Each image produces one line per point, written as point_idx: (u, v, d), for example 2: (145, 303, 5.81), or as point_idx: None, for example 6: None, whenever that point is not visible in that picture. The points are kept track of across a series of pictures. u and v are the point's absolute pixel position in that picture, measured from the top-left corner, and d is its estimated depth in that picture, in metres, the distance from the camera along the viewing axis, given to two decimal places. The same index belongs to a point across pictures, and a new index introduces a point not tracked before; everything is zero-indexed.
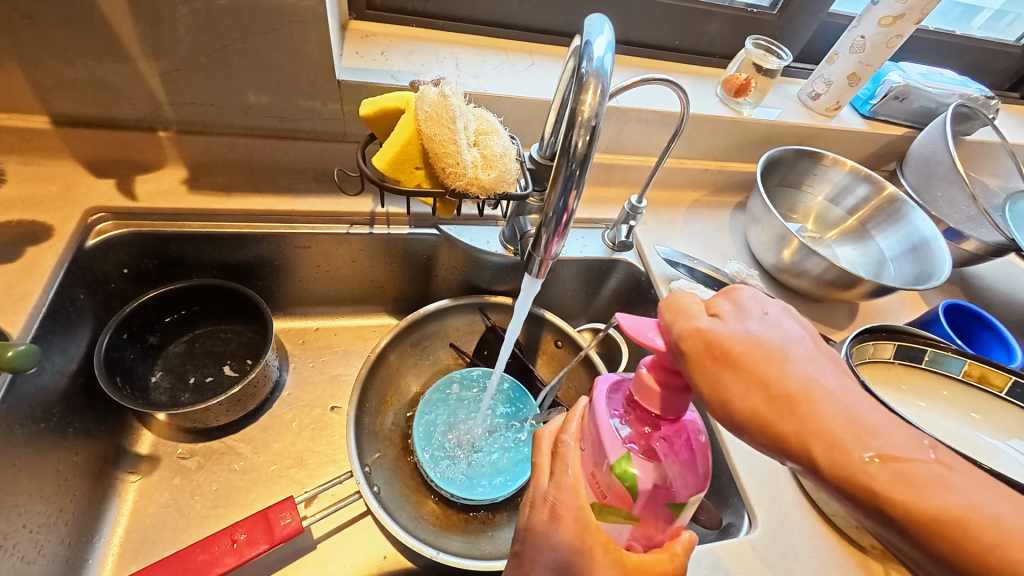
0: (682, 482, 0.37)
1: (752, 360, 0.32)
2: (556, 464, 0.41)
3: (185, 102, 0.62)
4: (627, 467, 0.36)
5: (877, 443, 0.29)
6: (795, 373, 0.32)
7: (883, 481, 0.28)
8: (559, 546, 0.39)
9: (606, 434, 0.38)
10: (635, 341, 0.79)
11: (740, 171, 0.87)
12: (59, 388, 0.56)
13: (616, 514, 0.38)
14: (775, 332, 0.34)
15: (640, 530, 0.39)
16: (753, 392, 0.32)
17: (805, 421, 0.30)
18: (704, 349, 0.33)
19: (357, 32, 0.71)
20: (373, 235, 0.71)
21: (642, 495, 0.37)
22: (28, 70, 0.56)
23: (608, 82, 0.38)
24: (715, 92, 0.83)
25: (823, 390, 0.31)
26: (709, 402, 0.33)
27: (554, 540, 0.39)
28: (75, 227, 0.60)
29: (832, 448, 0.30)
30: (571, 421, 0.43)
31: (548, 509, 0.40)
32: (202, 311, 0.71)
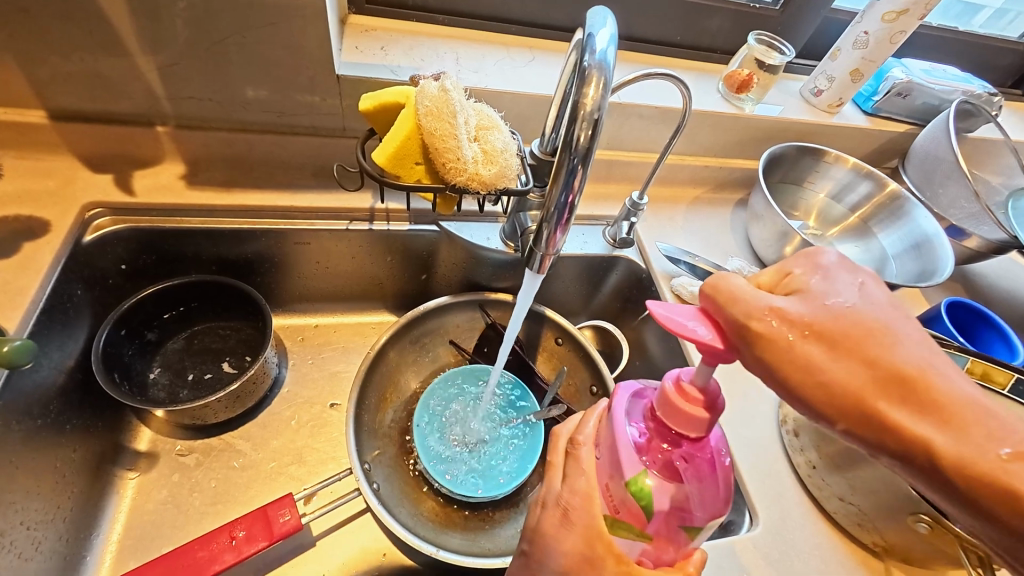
0: (701, 504, 0.36)
1: (853, 339, 0.32)
2: (570, 466, 0.40)
3: (183, 97, 0.61)
4: (644, 483, 0.36)
5: (1009, 437, 0.29)
6: (908, 356, 0.31)
7: (1021, 475, 0.28)
8: (570, 551, 0.39)
9: (622, 446, 0.37)
10: (636, 339, 0.79)
11: (742, 167, 0.87)
12: (57, 384, 0.56)
13: (628, 531, 0.37)
14: (875, 310, 0.33)
15: (652, 548, 0.38)
16: (864, 374, 0.31)
17: (928, 408, 0.30)
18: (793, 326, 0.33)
19: (357, 27, 0.70)
20: (372, 232, 0.70)
21: (658, 515, 0.36)
22: (24, 64, 0.55)
23: (611, 75, 0.37)
24: (717, 88, 0.82)
25: (939, 375, 0.31)
26: (809, 384, 0.32)
27: (564, 545, 0.39)
28: (72, 222, 0.59)
29: (959, 438, 0.29)
30: (588, 421, 0.42)
31: (560, 514, 0.40)
32: (201, 307, 0.71)
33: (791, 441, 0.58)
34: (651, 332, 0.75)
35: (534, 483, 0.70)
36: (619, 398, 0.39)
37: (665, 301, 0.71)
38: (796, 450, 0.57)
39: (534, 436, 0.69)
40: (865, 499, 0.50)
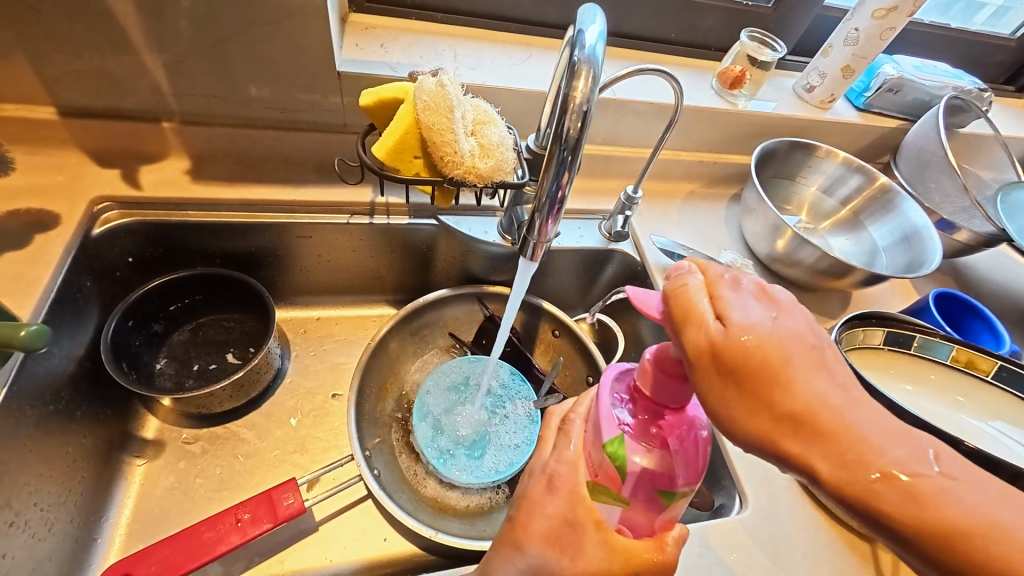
0: (678, 473, 0.37)
1: (761, 371, 0.29)
2: (560, 438, 0.42)
3: (189, 93, 0.63)
4: (619, 446, 0.37)
5: (887, 457, 0.28)
6: (802, 391, 0.29)
7: (890, 498, 0.27)
8: (551, 515, 0.40)
9: (605, 415, 0.38)
10: (631, 331, 0.81)
11: (735, 162, 0.88)
12: (67, 372, 0.57)
13: (607, 495, 0.39)
14: (786, 339, 0.30)
15: (629, 514, 0.40)
16: (758, 411, 0.29)
17: (820, 443, 0.28)
18: (712, 359, 0.30)
19: (356, 25, 0.72)
20: (373, 225, 0.72)
21: (632, 477, 0.37)
22: (35, 61, 0.57)
23: (599, 70, 0.39)
24: (711, 84, 0.84)
25: (829, 408, 0.28)
26: (713, 416, 0.30)
27: (547, 510, 0.40)
28: (82, 215, 0.61)
29: (838, 466, 0.28)
30: (581, 402, 0.43)
31: (545, 480, 0.41)
32: (206, 300, 0.72)
33: None
34: (646, 324, 0.77)
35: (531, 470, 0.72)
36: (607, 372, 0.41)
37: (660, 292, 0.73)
38: None
39: (528, 426, 0.71)
40: None
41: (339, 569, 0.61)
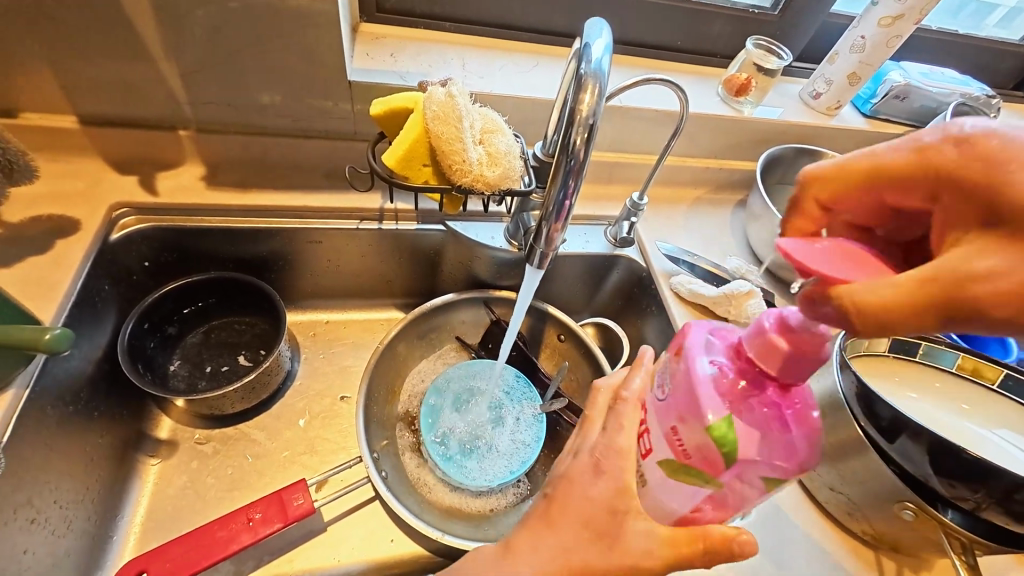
0: (783, 457, 0.35)
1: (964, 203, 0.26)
2: (611, 418, 0.40)
3: (205, 102, 0.65)
4: (727, 428, 0.34)
5: None
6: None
7: None
8: (593, 500, 0.39)
9: (700, 379, 0.35)
10: (636, 336, 0.82)
11: (741, 169, 0.88)
12: (86, 373, 0.59)
13: (697, 477, 0.36)
14: (966, 159, 0.27)
15: (717, 496, 0.37)
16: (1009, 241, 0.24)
17: None
18: (923, 277, 0.25)
19: (367, 34, 0.73)
20: (381, 231, 0.73)
21: (737, 463, 0.34)
22: (58, 72, 0.59)
23: (605, 83, 0.39)
24: (717, 91, 0.84)
25: None
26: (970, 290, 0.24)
27: (589, 492, 0.39)
28: (101, 221, 0.63)
29: None
30: (634, 378, 0.42)
31: (591, 461, 0.40)
32: (218, 304, 0.74)
33: None
34: (651, 329, 0.77)
35: (537, 474, 0.73)
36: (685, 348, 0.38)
37: (665, 299, 0.74)
38: None
39: (536, 429, 0.72)
40: (854, 488, 0.52)
41: (348, 569, 0.62)
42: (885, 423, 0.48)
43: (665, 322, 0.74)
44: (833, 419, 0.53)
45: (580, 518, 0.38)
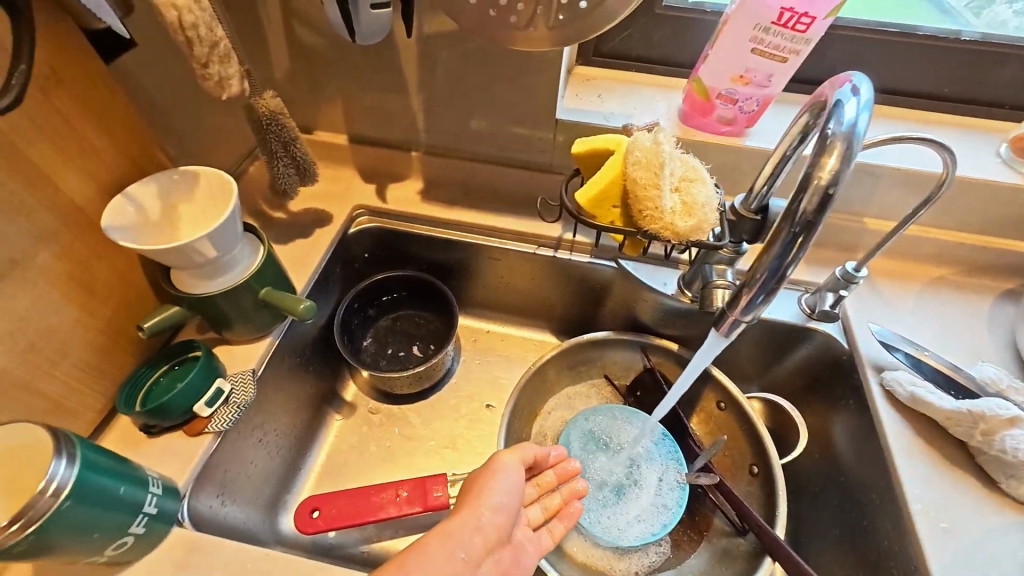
0: (767, 90, 0.61)
1: None
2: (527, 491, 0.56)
3: (437, 130, 0.77)
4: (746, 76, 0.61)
5: None
6: None
7: None
8: (486, 530, 0.51)
9: (739, 112, 0.64)
10: (820, 427, 0.68)
11: (1018, 251, 0.68)
12: (312, 334, 0.74)
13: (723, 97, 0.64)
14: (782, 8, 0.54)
15: (732, 118, 0.65)
16: None
17: None
18: None
19: (580, 76, 0.77)
20: (555, 258, 0.77)
21: (742, 110, 0.64)
22: (345, 102, 0.76)
23: (859, 145, 0.32)
24: (996, 150, 0.66)
25: None
26: None
27: (483, 518, 0.51)
28: (346, 217, 0.79)
29: None
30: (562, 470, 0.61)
31: (496, 505, 0.52)
32: (408, 297, 0.85)
33: None
34: (845, 425, 0.64)
35: (668, 549, 0.66)
36: (780, 17, 0.55)
37: (871, 395, 0.61)
38: None
39: (678, 501, 0.66)
40: None
41: None
42: None
43: (867, 423, 0.61)
44: None
45: (478, 520, 0.51)
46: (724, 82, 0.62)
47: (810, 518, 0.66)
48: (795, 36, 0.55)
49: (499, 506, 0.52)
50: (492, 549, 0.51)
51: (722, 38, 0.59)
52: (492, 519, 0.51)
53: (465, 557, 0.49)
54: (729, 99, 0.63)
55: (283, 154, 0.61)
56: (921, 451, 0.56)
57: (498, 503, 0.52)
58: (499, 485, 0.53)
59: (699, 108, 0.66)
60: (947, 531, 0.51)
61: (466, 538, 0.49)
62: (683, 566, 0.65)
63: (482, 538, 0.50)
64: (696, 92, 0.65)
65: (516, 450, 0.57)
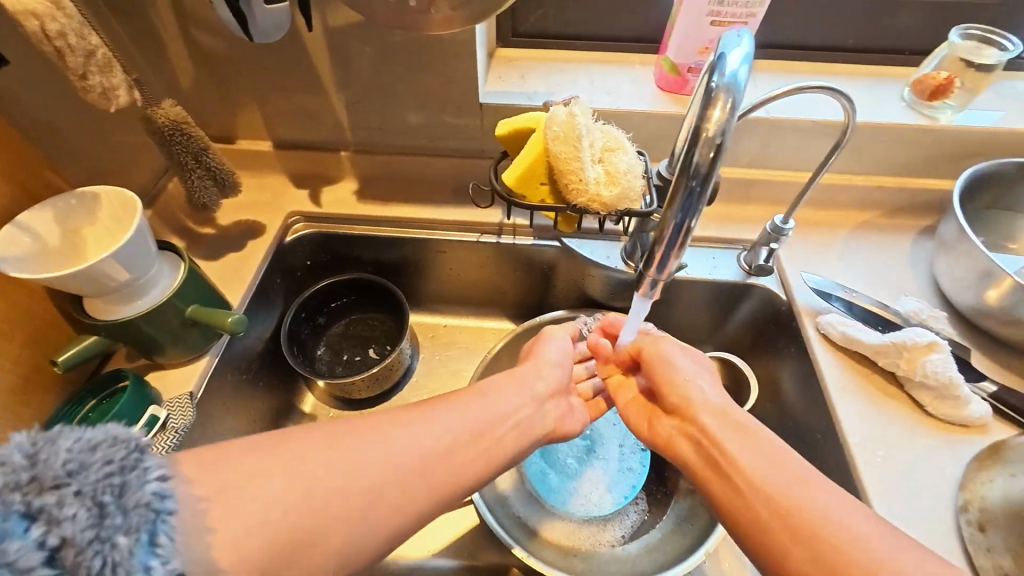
0: None
1: None
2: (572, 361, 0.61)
3: (363, 127, 0.75)
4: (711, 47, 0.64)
5: None
6: None
7: None
8: (546, 380, 0.57)
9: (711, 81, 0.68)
10: (769, 378, 0.71)
11: (931, 189, 0.71)
12: (256, 349, 0.72)
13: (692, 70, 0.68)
14: None
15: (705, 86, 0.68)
16: None
17: None
18: None
19: (502, 58, 0.76)
20: (499, 243, 0.76)
21: None
22: (262, 107, 0.73)
23: (741, 96, 0.33)
24: (901, 94, 0.69)
25: None
26: None
27: (542, 372, 0.57)
28: (279, 226, 0.76)
29: None
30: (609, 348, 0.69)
31: (555, 364, 0.59)
32: (358, 300, 0.83)
33: (973, 535, 0.47)
34: (790, 373, 0.67)
35: (639, 513, 0.67)
36: None
37: (809, 340, 0.64)
38: (980, 549, 0.46)
39: (642, 466, 0.70)
40: None
41: (439, 564, 0.65)
42: None
43: (807, 368, 0.63)
44: None
45: (540, 371, 0.57)
46: (692, 56, 0.65)
47: None
48: (748, 1, 0.59)
49: (556, 362, 0.59)
50: (554, 394, 0.58)
51: (680, 18, 0.62)
52: (550, 373, 0.58)
53: (530, 397, 0.54)
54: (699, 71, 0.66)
55: (195, 165, 0.58)
56: (858, 388, 0.59)
57: (554, 361, 0.59)
58: (555, 347, 0.60)
59: (673, 85, 0.68)
60: (884, 459, 0.53)
61: (531, 382, 0.56)
62: (657, 529, 0.66)
63: (542, 386, 0.56)
64: (666, 70, 0.68)
65: (565, 325, 0.64)
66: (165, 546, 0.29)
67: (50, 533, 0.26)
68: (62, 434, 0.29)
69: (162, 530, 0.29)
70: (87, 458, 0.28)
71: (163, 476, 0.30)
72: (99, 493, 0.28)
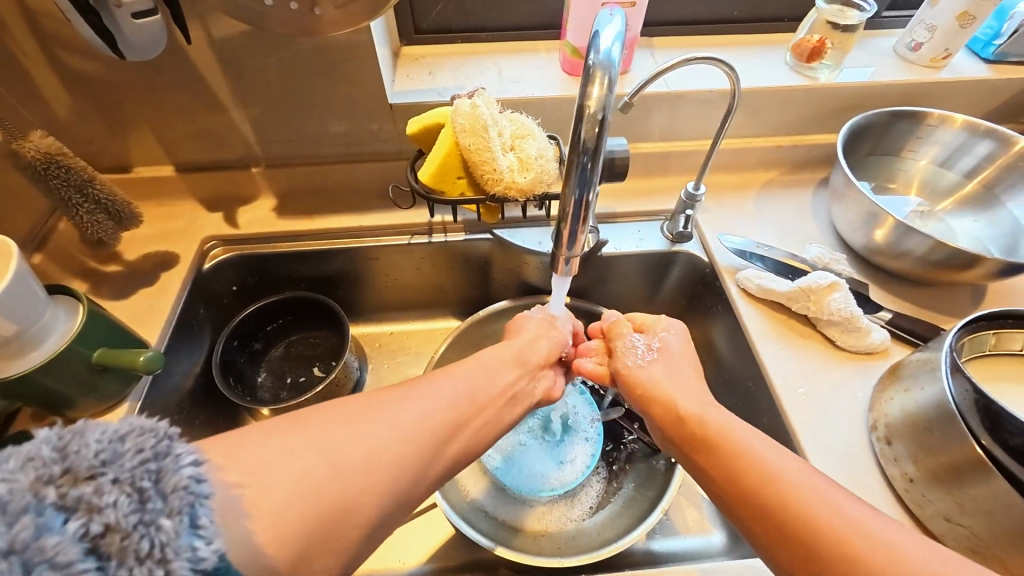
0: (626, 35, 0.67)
1: None
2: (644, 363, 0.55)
3: (272, 140, 0.72)
4: None
5: None
6: None
7: None
8: (531, 349, 0.56)
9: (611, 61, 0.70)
10: (703, 337, 0.75)
11: (821, 143, 0.77)
12: (186, 386, 0.68)
13: None
14: None
15: None
16: None
17: None
18: None
19: (408, 56, 0.75)
20: (432, 243, 0.76)
21: None
22: (157, 130, 0.69)
23: (616, 72, 0.34)
24: (784, 59, 0.75)
25: None
26: None
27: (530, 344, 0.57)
28: (195, 254, 0.72)
29: None
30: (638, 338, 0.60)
31: (539, 335, 0.59)
32: (295, 320, 0.81)
33: (884, 450, 0.52)
34: (720, 329, 0.71)
35: (601, 485, 0.70)
36: None
37: (732, 297, 0.68)
38: (890, 460, 0.51)
39: (597, 438, 0.69)
40: (979, 520, 0.44)
41: (411, 571, 0.65)
42: (1016, 442, 0.41)
43: (733, 323, 0.67)
44: (944, 433, 0.46)
45: (526, 341, 0.57)
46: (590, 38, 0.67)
47: None
48: None
49: (537, 336, 0.59)
50: (542, 363, 0.56)
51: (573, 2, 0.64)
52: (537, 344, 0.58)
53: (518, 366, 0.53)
54: None
55: (81, 200, 0.54)
56: (777, 334, 0.63)
57: (539, 334, 0.59)
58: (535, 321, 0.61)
59: (578, 68, 0.70)
60: (806, 394, 0.58)
61: (521, 351, 0.55)
62: (618, 496, 0.68)
63: (530, 355, 0.56)
64: (568, 54, 0.69)
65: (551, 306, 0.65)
66: (208, 527, 0.27)
67: (90, 520, 0.24)
68: (89, 426, 0.26)
69: (203, 511, 0.27)
70: (120, 445, 0.26)
71: (197, 461, 0.28)
72: (137, 479, 0.25)
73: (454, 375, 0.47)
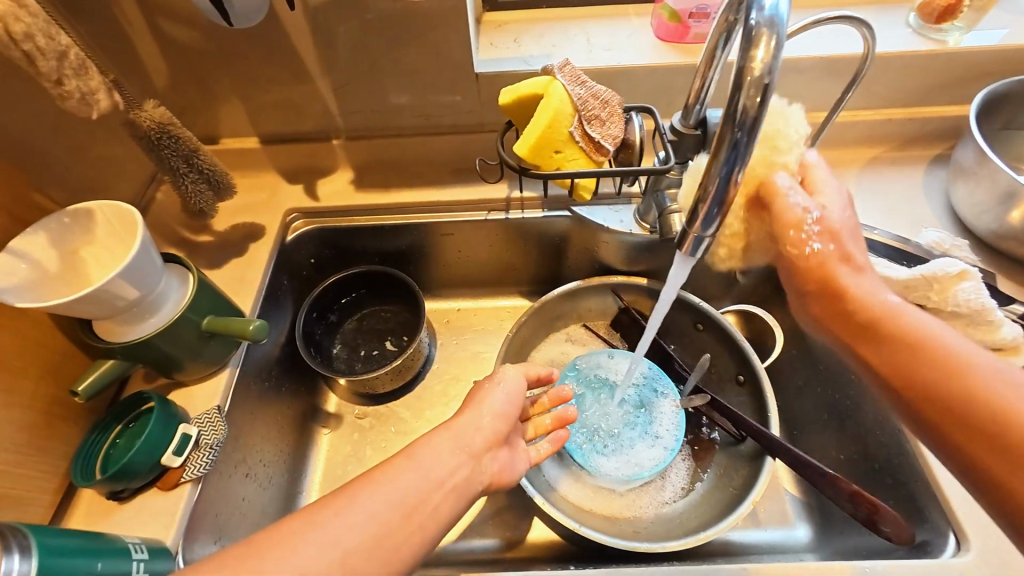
0: None
1: None
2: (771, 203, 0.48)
3: (354, 111, 0.71)
4: None
5: None
6: None
7: None
8: (485, 431, 0.48)
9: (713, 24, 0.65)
10: (792, 325, 0.71)
11: (940, 116, 0.70)
12: (274, 355, 0.69)
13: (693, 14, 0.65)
14: None
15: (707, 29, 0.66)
16: None
17: None
18: None
19: (492, 23, 0.72)
20: (508, 220, 0.74)
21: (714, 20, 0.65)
22: (245, 100, 0.69)
23: (784, 31, 0.31)
24: (906, 21, 0.68)
25: None
26: None
27: (483, 425, 0.48)
28: (278, 226, 0.73)
29: None
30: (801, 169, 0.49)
31: (497, 411, 0.50)
32: (368, 294, 0.81)
33: None
34: None
35: (683, 471, 0.68)
36: None
37: None
38: None
39: (679, 424, 0.67)
40: None
41: (487, 544, 0.65)
42: None
43: None
44: None
45: (478, 420, 0.48)
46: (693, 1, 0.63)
47: (800, 411, 0.69)
48: None
49: (497, 409, 0.50)
50: (493, 447, 0.48)
51: None
52: (492, 422, 0.49)
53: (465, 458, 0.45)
54: (701, 16, 0.64)
55: (187, 169, 0.55)
56: None
57: (499, 408, 0.50)
58: (495, 390, 0.51)
59: (674, 34, 0.66)
60: None
61: (466, 434, 0.47)
62: (700, 484, 0.67)
63: (483, 438, 0.47)
64: (666, 18, 0.65)
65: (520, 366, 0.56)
66: None
67: None
68: None
69: None
70: None
71: None
72: None
73: (454, 433, 0.46)
